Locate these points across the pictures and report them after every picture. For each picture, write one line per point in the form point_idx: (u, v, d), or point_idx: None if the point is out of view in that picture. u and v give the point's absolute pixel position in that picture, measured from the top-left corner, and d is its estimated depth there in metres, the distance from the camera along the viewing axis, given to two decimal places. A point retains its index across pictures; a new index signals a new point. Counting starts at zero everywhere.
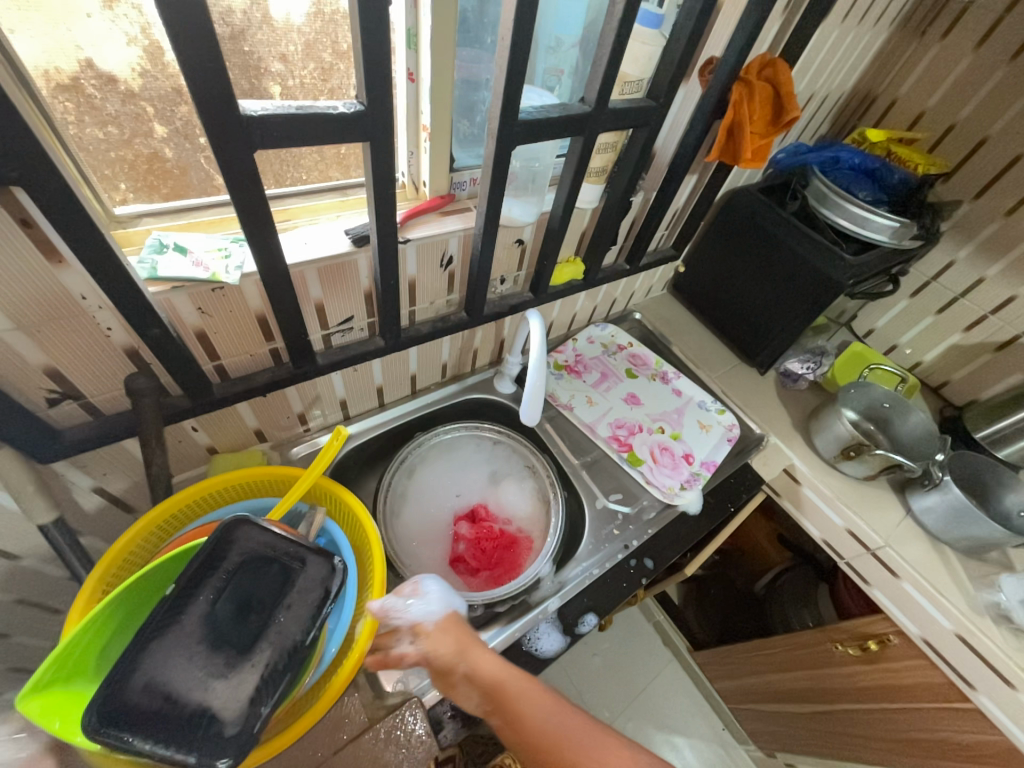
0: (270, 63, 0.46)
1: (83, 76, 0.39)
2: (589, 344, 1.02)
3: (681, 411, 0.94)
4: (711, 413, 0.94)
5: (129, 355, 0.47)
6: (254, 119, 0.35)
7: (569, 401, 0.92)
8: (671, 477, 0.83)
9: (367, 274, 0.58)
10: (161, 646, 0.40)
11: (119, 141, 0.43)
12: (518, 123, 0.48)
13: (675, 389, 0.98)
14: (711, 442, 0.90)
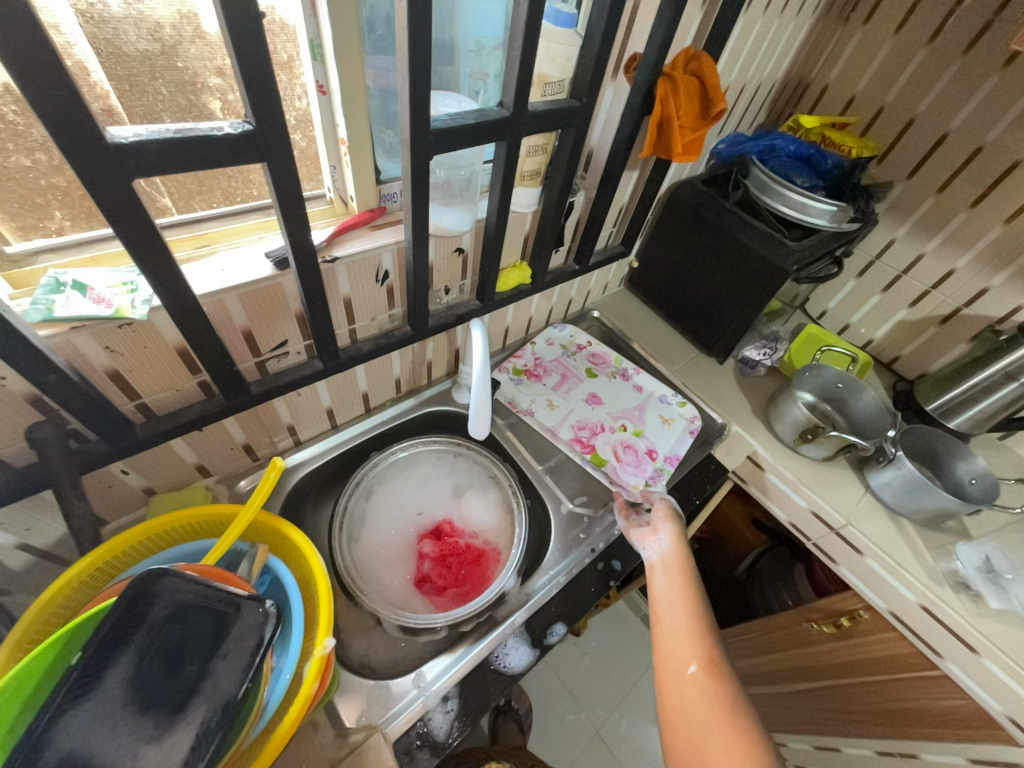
0: (208, 78, 0.44)
1: (1, 103, 0.36)
2: (548, 347, 1.02)
3: (643, 406, 0.94)
4: (671, 406, 0.95)
5: (32, 403, 0.44)
6: (125, 146, 0.32)
7: (529, 406, 0.91)
8: (636, 475, 0.83)
9: (295, 296, 0.55)
10: (78, 717, 0.37)
11: (50, 168, 0.41)
12: (431, 132, 0.47)
13: (636, 385, 0.98)
14: (673, 436, 0.90)
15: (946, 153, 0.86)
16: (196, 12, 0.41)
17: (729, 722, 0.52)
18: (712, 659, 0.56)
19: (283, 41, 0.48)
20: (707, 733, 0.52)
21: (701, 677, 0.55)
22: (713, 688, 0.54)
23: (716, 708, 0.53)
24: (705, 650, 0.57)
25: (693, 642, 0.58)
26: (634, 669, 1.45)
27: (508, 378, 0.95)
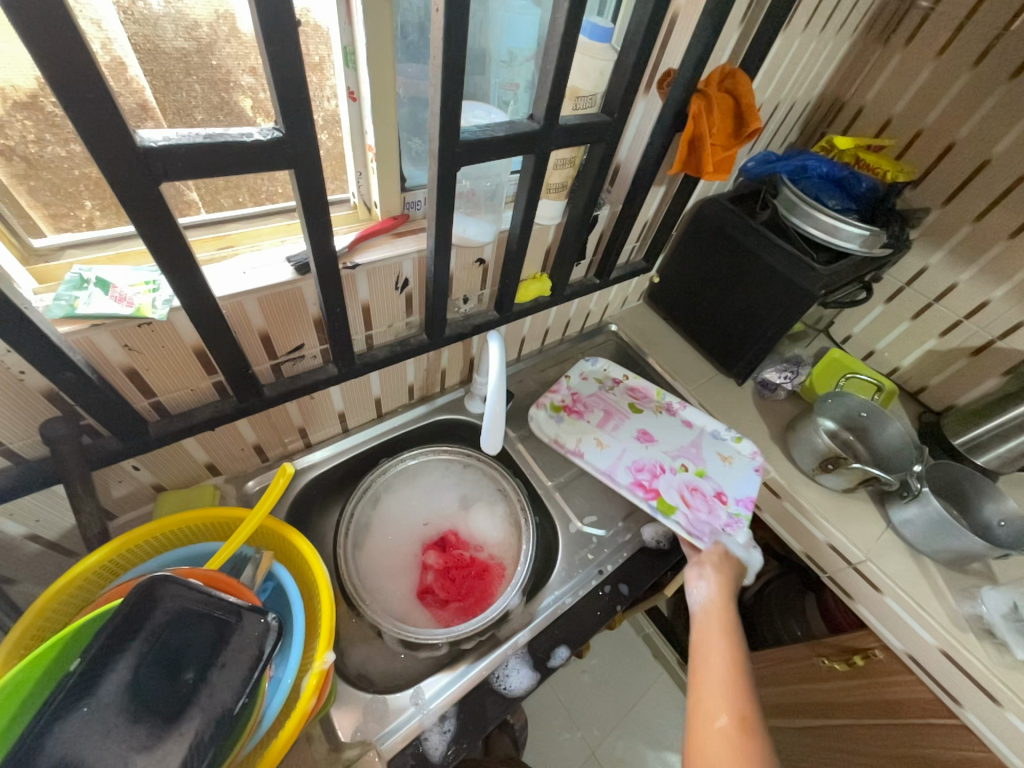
0: (241, 77, 0.44)
1: (41, 94, 0.37)
2: (583, 382, 0.97)
3: (697, 444, 0.90)
4: (727, 441, 0.91)
5: (49, 399, 0.44)
6: (153, 150, 0.32)
7: (579, 448, 0.85)
8: (713, 523, 0.78)
9: (315, 301, 0.55)
10: (70, 725, 0.36)
11: (83, 159, 0.42)
12: (460, 143, 0.46)
13: (684, 421, 0.94)
14: (738, 476, 0.86)
15: (988, 180, 0.83)
16: (233, 11, 0.41)
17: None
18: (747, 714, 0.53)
19: (315, 43, 0.48)
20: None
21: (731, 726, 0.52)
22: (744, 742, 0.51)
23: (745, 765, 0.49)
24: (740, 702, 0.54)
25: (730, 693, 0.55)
26: (633, 690, 1.41)
27: (547, 415, 0.90)
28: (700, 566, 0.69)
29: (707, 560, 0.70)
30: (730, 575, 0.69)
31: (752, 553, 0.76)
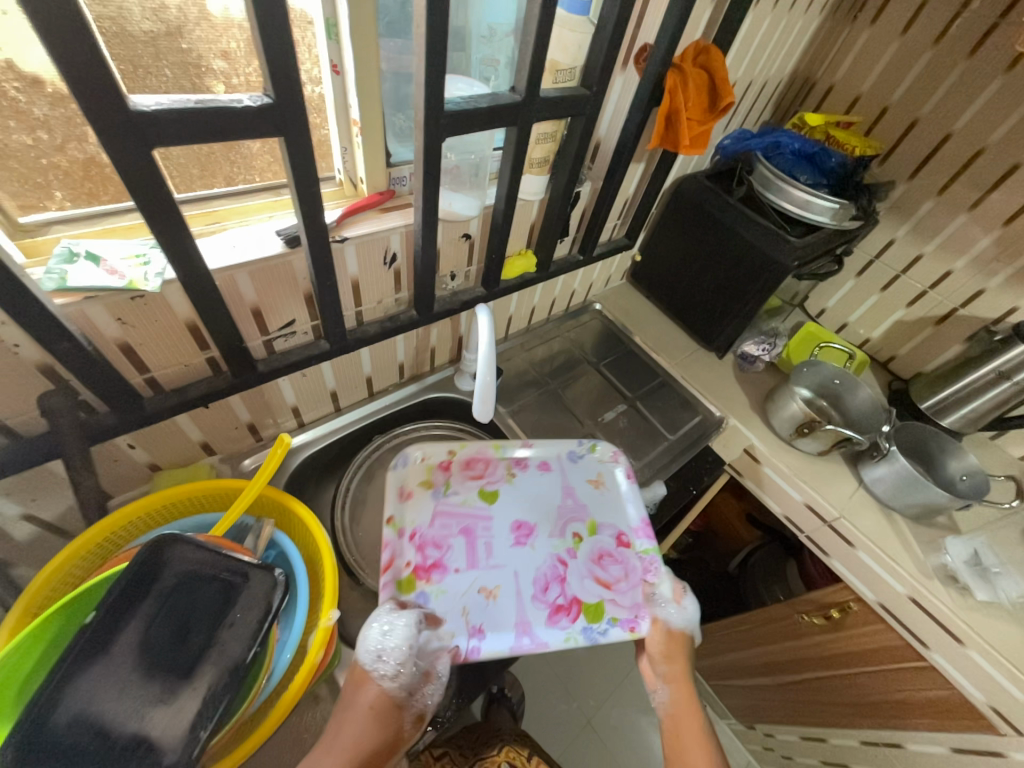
0: (212, 61, 0.44)
1: (4, 78, 0.36)
2: (411, 503, 0.66)
3: (566, 489, 0.72)
4: (585, 459, 0.76)
5: (44, 373, 0.45)
6: (146, 115, 0.33)
7: (467, 625, 0.56)
8: (638, 587, 0.63)
9: (305, 275, 0.56)
10: (86, 679, 0.38)
11: (51, 148, 0.41)
12: (445, 115, 0.47)
13: (538, 466, 0.74)
14: (615, 496, 0.73)
15: (949, 154, 0.87)
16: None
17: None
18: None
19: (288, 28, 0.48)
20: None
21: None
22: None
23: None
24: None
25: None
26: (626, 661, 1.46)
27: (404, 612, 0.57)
28: (659, 662, 0.60)
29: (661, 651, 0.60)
30: (688, 652, 0.62)
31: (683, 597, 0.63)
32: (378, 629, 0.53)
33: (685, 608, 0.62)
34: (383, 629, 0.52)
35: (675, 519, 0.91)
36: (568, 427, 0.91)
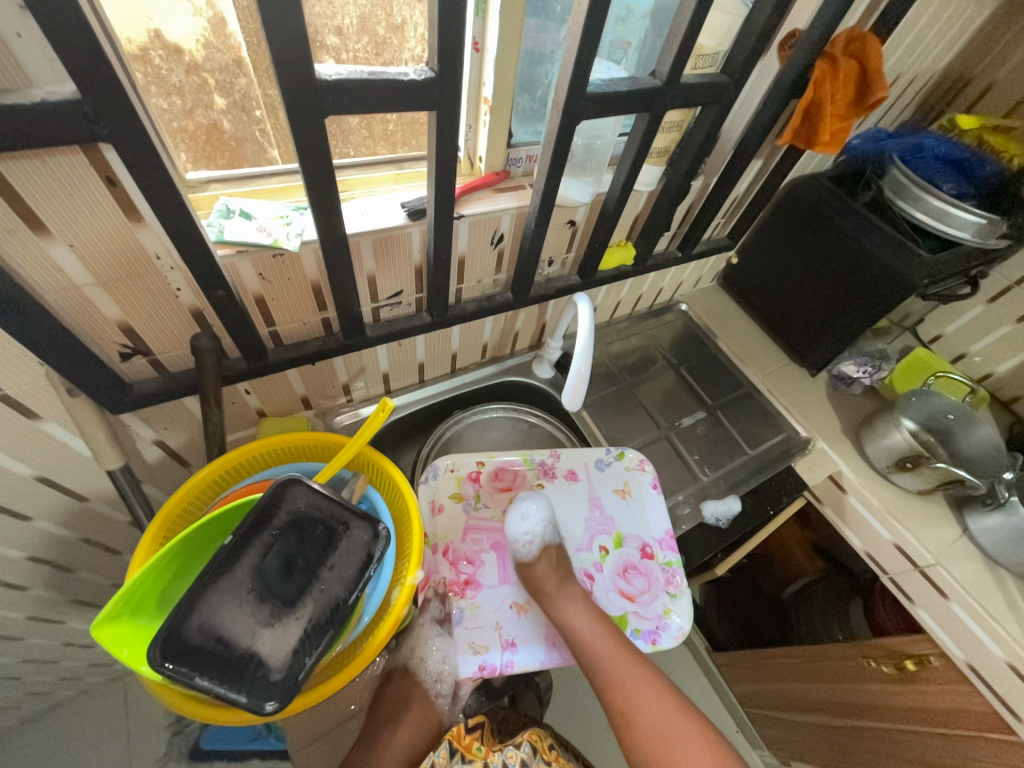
0: (326, 38, 0.45)
1: (151, 47, 0.39)
2: (441, 516, 0.67)
3: (595, 500, 0.72)
4: (612, 468, 0.76)
5: (194, 315, 0.50)
6: (329, 84, 0.35)
7: (497, 642, 0.60)
8: (661, 599, 0.65)
9: (419, 247, 0.58)
10: (215, 593, 0.42)
11: (181, 112, 0.44)
12: (585, 97, 0.47)
13: (566, 476, 0.74)
14: (642, 507, 0.73)
15: None
16: None
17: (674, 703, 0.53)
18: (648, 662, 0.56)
19: (399, 5, 0.47)
20: (681, 733, 0.51)
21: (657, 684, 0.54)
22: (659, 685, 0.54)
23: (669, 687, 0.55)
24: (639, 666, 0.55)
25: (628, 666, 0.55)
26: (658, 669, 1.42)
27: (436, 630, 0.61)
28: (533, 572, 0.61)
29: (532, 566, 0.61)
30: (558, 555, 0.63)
31: (530, 511, 0.65)
32: (436, 652, 0.60)
33: (541, 523, 0.65)
34: (442, 657, 0.59)
35: (744, 538, 0.86)
36: (641, 427, 0.89)
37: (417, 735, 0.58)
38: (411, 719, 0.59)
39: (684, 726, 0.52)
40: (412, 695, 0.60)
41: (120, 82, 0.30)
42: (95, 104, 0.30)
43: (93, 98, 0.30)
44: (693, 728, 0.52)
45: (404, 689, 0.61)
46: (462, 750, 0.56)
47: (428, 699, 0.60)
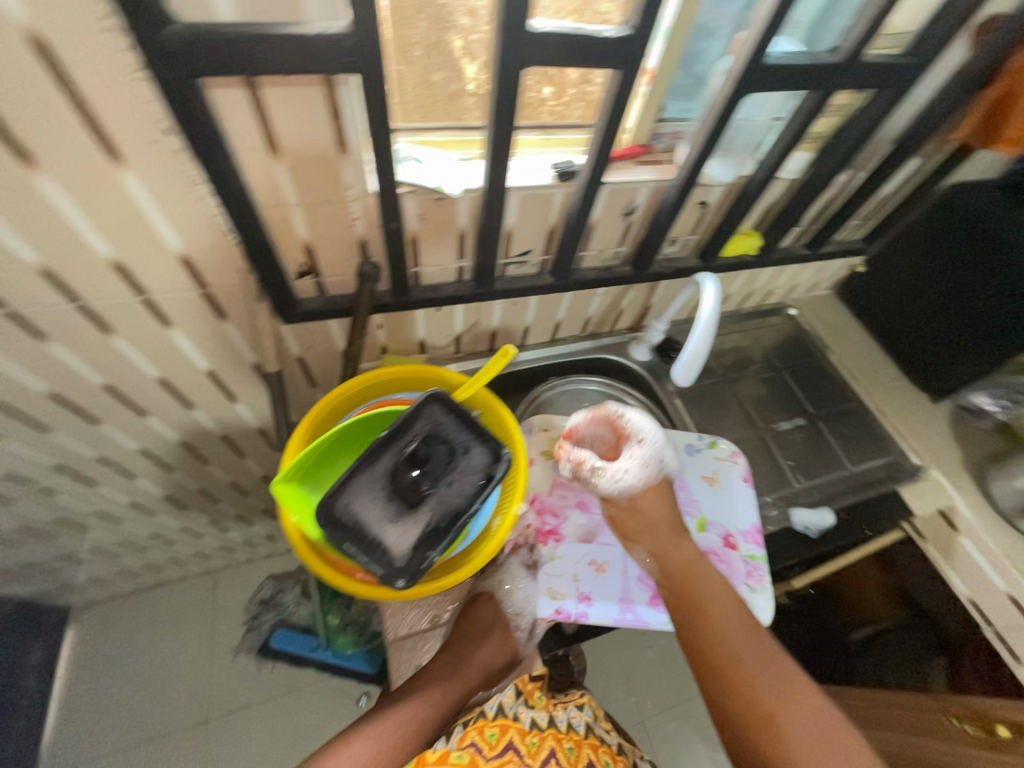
0: None
1: None
2: (534, 470, 0.71)
3: (681, 482, 0.73)
4: (702, 455, 0.76)
5: (360, 246, 0.56)
6: (540, 36, 0.38)
7: (576, 590, 0.62)
8: (739, 588, 0.65)
9: (558, 209, 0.61)
10: (359, 481, 0.49)
11: None
12: (762, 68, 0.47)
13: None
14: (730, 498, 0.72)
15: None
16: None
17: (807, 695, 0.52)
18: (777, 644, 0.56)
19: None
20: (824, 747, 0.49)
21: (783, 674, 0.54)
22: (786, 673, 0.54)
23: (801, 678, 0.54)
24: (764, 658, 0.54)
25: (752, 655, 0.54)
26: None
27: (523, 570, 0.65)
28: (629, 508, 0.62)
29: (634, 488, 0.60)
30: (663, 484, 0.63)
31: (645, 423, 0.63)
32: (521, 591, 0.65)
33: (658, 449, 0.62)
34: (524, 595, 0.64)
35: (827, 561, 0.83)
36: (735, 424, 0.87)
37: (495, 652, 0.64)
38: (491, 640, 0.64)
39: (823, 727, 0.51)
40: (494, 622, 0.65)
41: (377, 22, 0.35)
42: (357, 39, 0.35)
43: (358, 34, 0.35)
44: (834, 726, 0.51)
45: (485, 611, 0.66)
46: (526, 695, 0.61)
47: (509, 631, 0.66)
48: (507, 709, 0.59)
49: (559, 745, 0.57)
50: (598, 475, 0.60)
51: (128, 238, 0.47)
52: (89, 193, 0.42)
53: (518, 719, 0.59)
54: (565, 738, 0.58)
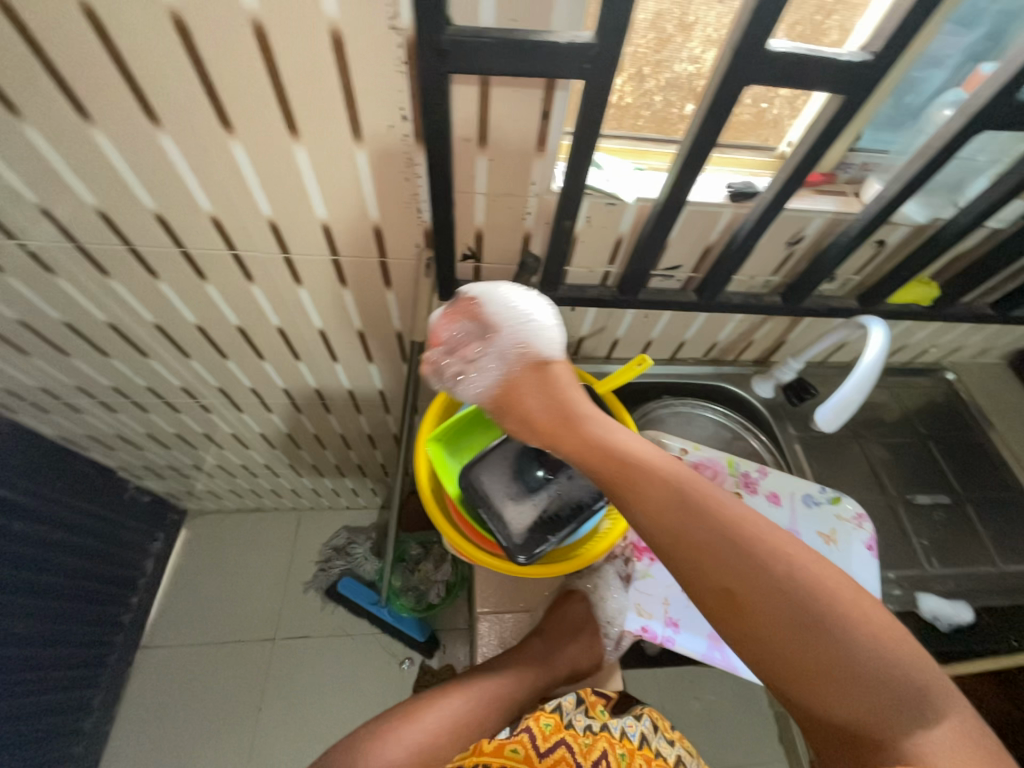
0: None
1: None
2: None
3: (793, 532, 0.68)
4: (822, 509, 0.70)
5: (524, 239, 0.60)
6: (776, 57, 0.38)
7: (664, 614, 0.61)
8: None
9: (723, 228, 0.60)
10: (495, 454, 0.52)
11: None
12: (1009, 106, 0.43)
13: (767, 497, 0.70)
14: (848, 562, 0.66)
15: None
16: None
17: (833, 623, 0.37)
18: (844, 603, 0.38)
19: None
20: (850, 683, 0.37)
21: (874, 661, 0.36)
22: (878, 659, 0.36)
23: (902, 644, 0.37)
24: (837, 658, 0.37)
25: (793, 628, 0.38)
26: None
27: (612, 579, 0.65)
28: (542, 432, 0.49)
29: (522, 391, 0.50)
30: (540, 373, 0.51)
31: (494, 289, 0.55)
32: (607, 600, 0.65)
33: (509, 327, 0.53)
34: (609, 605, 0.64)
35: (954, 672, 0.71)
36: (860, 486, 0.79)
37: (583, 652, 0.64)
38: (580, 639, 0.64)
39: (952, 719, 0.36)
40: (587, 620, 0.65)
41: (622, 35, 0.37)
42: (601, 48, 0.37)
43: (603, 44, 0.37)
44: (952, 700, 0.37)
45: (576, 609, 0.65)
46: (587, 705, 0.61)
47: (599, 635, 0.65)
48: (565, 712, 0.59)
49: (613, 749, 0.56)
50: (461, 380, 0.54)
51: (340, 204, 0.54)
52: (326, 163, 0.50)
53: (572, 723, 0.58)
54: (619, 746, 0.57)
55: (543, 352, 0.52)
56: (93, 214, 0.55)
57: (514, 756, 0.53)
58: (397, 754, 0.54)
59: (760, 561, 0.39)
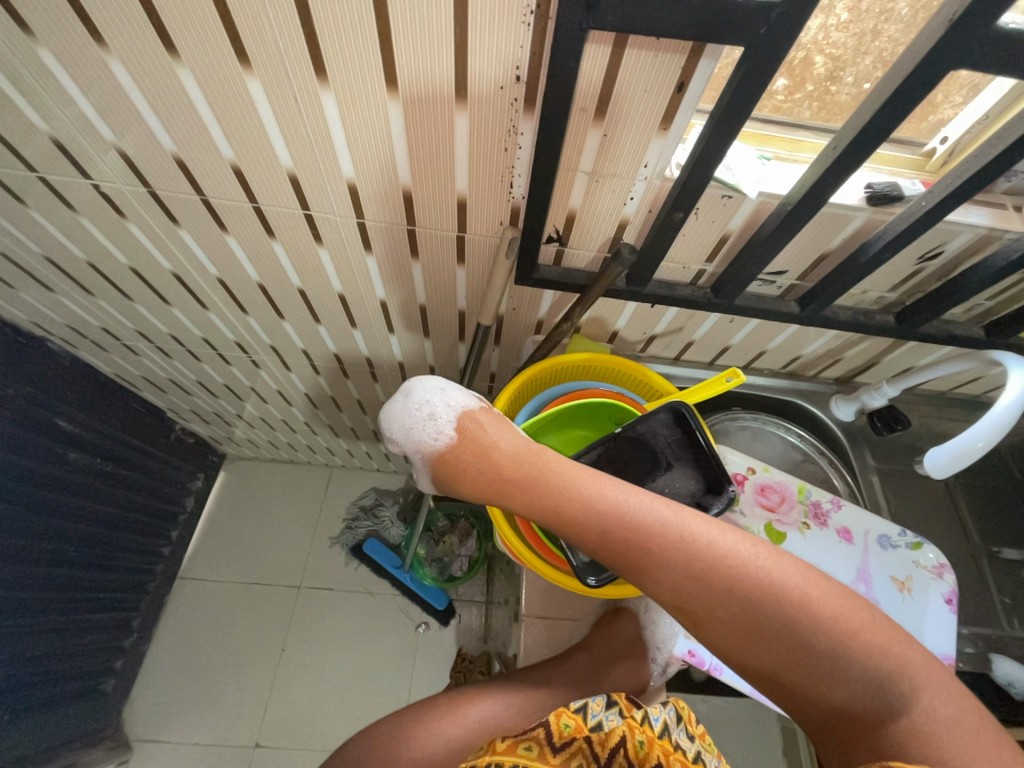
0: None
1: None
2: None
3: (863, 573, 0.63)
4: (898, 552, 0.64)
5: (619, 226, 0.54)
6: (1006, 34, 0.31)
7: None
8: None
9: (849, 233, 0.53)
10: None
11: None
12: None
13: (837, 532, 0.65)
14: (921, 614, 0.62)
15: None
16: None
17: (792, 632, 0.41)
18: (803, 613, 0.41)
19: None
20: (817, 681, 0.41)
21: (832, 655, 0.40)
22: (838, 651, 0.40)
23: (860, 624, 0.41)
24: (806, 659, 0.41)
25: (755, 641, 0.42)
26: None
27: None
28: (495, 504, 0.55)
29: (466, 473, 0.55)
30: (482, 437, 0.55)
31: (414, 395, 0.61)
32: None
33: (424, 415, 0.59)
34: None
35: (1021, 745, 0.65)
36: (938, 528, 0.73)
37: (630, 676, 0.65)
38: (625, 660, 0.65)
39: (933, 696, 0.39)
40: (632, 641, 0.67)
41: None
42: (785, 9, 0.31)
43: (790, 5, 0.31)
44: (934, 679, 0.39)
45: (621, 628, 0.67)
46: (620, 705, 0.58)
47: (645, 658, 0.66)
48: (590, 712, 0.57)
49: (631, 734, 0.55)
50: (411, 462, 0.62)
51: (429, 170, 0.50)
52: (421, 122, 0.45)
53: (594, 722, 0.56)
54: (640, 734, 0.55)
55: (478, 420, 0.56)
56: (168, 158, 0.52)
57: (527, 753, 0.54)
58: (442, 746, 0.57)
59: (715, 584, 0.43)
